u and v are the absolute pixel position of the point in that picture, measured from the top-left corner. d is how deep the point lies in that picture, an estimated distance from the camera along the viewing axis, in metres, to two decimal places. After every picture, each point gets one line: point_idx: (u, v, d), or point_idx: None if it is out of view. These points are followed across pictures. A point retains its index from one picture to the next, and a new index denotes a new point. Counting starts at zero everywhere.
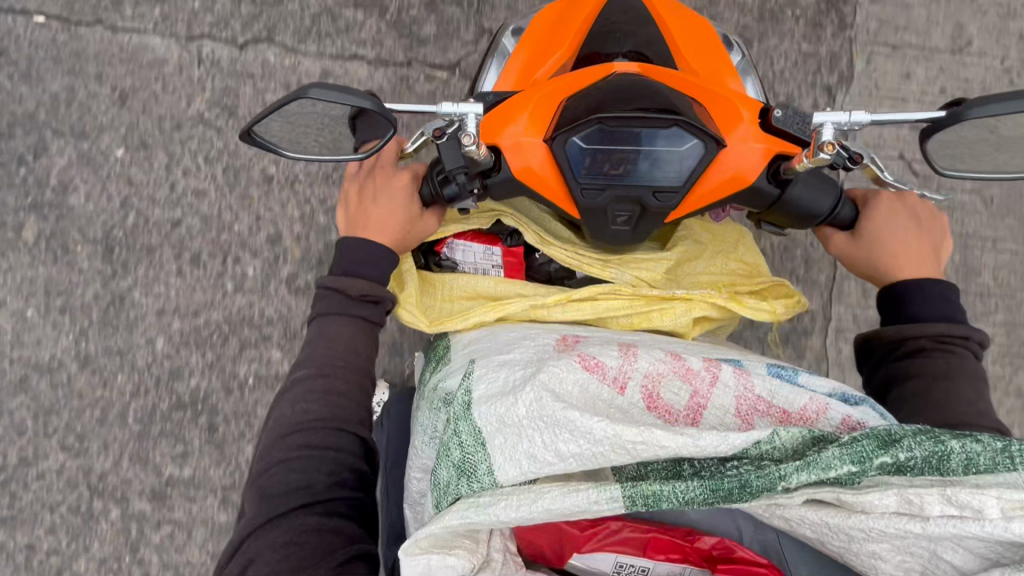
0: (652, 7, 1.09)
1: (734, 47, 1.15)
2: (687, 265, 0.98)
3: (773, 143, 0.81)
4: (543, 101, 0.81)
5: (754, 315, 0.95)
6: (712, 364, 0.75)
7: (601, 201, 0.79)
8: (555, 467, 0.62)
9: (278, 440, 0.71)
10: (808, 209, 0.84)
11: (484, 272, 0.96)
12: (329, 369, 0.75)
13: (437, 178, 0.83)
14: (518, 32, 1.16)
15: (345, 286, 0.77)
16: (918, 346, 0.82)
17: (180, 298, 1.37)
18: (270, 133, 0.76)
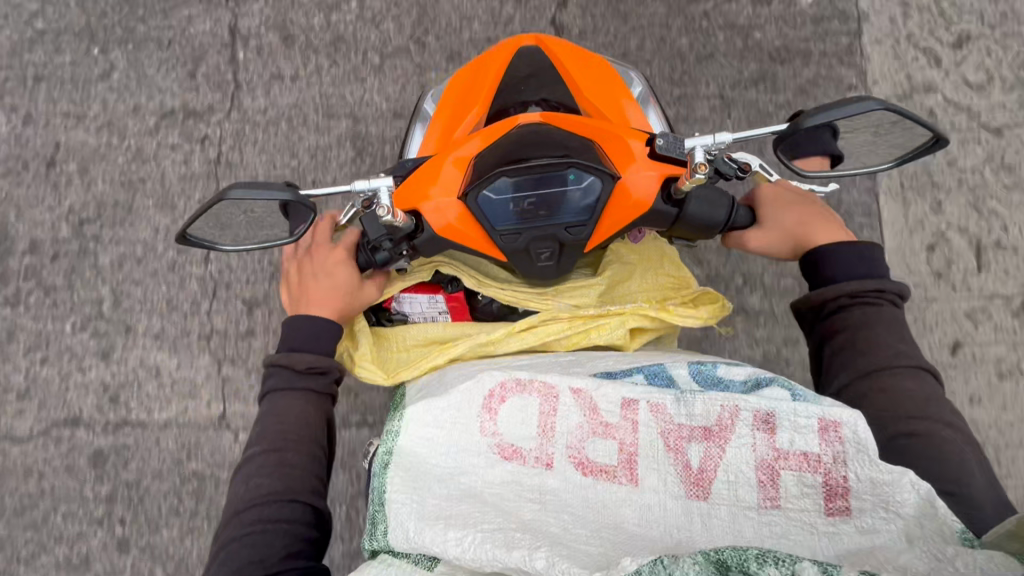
0: (552, 56, 1.22)
1: (636, 81, 1.27)
2: (620, 286, 1.04)
3: (666, 167, 0.88)
4: (455, 161, 0.90)
5: (687, 322, 1.00)
6: (622, 396, 0.74)
7: (521, 243, 0.89)
8: (458, 505, 0.64)
9: (234, 516, 0.77)
10: (709, 218, 0.89)
11: (432, 319, 1.03)
12: (281, 442, 0.81)
13: (370, 249, 0.92)
14: (437, 96, 1.29)
15: (292, 361, 0.85)
16: (838, 304, 0.85)
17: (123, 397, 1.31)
18: (204, 232, 0.85)
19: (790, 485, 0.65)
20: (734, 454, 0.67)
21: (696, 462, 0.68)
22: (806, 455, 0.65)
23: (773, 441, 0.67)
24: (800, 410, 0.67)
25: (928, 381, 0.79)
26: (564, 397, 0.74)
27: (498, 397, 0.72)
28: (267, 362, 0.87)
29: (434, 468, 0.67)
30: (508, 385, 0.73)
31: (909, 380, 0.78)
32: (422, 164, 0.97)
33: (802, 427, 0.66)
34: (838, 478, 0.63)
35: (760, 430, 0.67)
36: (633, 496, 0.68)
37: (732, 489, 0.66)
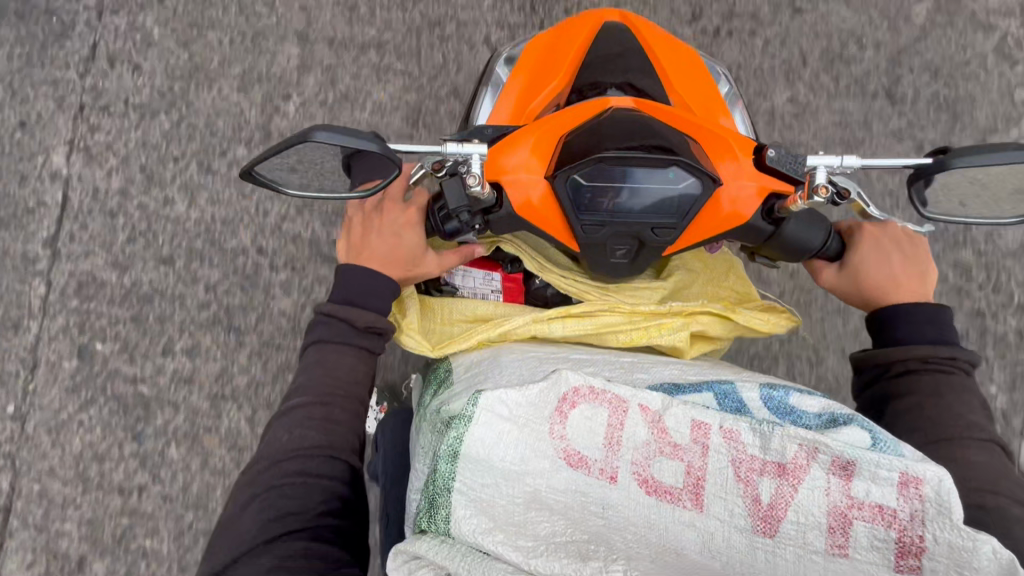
0: (639, 37, 1.14)
1: (721, 78, 1.20)
2: (681, 292, 1.01)
3: (766, 181, 0.85)
4: (546, 137, 0.86)
5: (750, 326, 0.98)
6: (697, 418, 0.70)
7: (601, 236, 0.84)
8: (517, 505, 0.64)
9: (272, 464, 0.73)
10: (801, 243, 0.88)
11: (484, 296, 1.00)
12: (330, 396, 0.78)
13: (441, 214, 0.87)
14: (510, 62, 1.20)
15: (351, 317, 0.81)
16: (906, 366, 0.82)
17: (194, 316, 1.44)
18: (272, 171, 0.80)
19: (861, 536, 0.63)
20: (807, 496, 0.65)
21: (767, 498, 0.66)
22: (882, 508, 0.63)
23: (848, 488, 0.65)
24: (883, 461, 0.64)
25: (996, 455, 0.77)
26: (633, 411, 0.71)
27: (568, 402, 0.69)
28: (318, 309, 0.83)
29: (498, 469, 0.65)
30: (580, 391, 0.69)
31: (976, 451, 0.77)
32: (505, 134, 0.91)
33: (881, 478, 0.64)
34: (912, 536, 0.62)
35: (837, 475, 0.65)
36: (696, 521, 0.67)
37: (800, 531, 0.65)
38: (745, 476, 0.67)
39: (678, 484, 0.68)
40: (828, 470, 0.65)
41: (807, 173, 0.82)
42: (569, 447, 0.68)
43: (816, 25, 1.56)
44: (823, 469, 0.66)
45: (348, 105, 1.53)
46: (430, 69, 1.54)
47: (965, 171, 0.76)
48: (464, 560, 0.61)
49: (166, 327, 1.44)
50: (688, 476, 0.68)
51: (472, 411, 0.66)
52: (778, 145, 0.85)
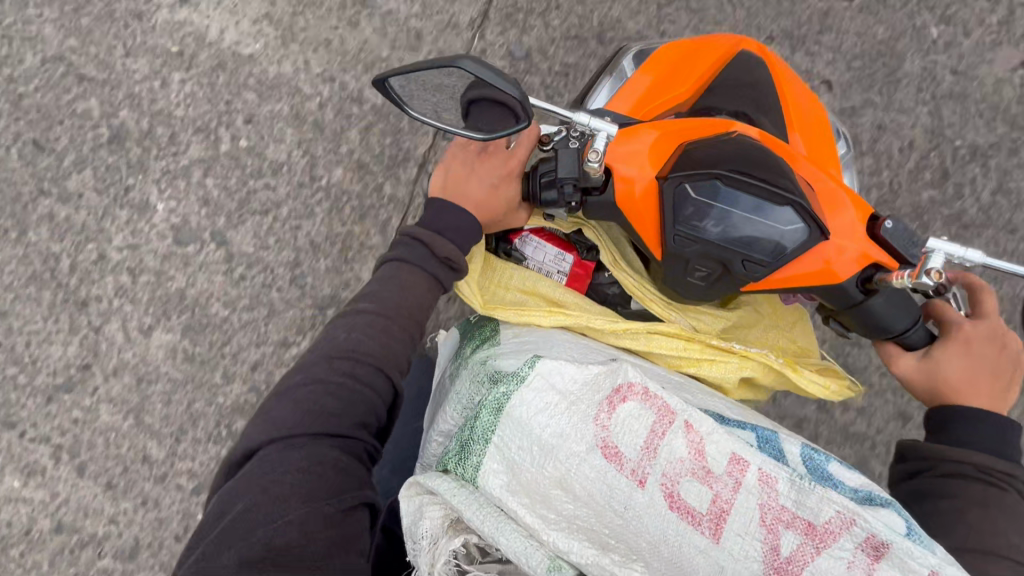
0: (777, 77, 1.11)
1: (842, 138, 1.16)
2: (741, 331, 0.98)
3: (871, 248, 0.82)
4: (664, 143, 0.84)
5: (805, 388, 0.95)
6: (739, 460, 0.69)
7: (689, 251, 0.79)
8: (546, 479, 0.63)
9: (325, 357, 0.73)
10: (881, 322, 0.85)
11: (548, 274, 0.98)
12: (393, 313, 0.77)
13: (543, 180, 0.85)
14: (640, 57, 1.17)
15: (433, 243, 0.80)
16: (960, 468, 0.79)
17: (224, 198, 1.33)
18: (401, 87, 0.82)
19: None
20: (826, 563, 0.64)
21: (785, 551, 0.65)
22: None
23: (872, 568, 0.63)
24: (916, 554, 0.63)
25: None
26: (678, 426, 0.69)
27: (620, 395, 0.68)
28: (400, 232, 0.83)
29: (537, 437, 0.63)
30: (634, 388, 0.68)
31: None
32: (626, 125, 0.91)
33: (909, 569, 0.63)
34: None
35: (863, 552, 0.64)
36: (710, 551, 0.65)
37: None
38: (776, 531, 0.66)
39: (711, 521, 0.66)
40: (860, 552, 0.63)
41: (924, 255, 0.80)
42: (609, 445, 0.66)
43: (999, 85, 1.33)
44: (855, 546, 0.64)
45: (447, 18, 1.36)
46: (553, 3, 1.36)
47: None
48: (482, 511, 0.60)
49: (183, 209, 1.33)
50: (716, 511, 0.67)
51: (528, 372, 0.66)
52: (897, 219, 0.82)
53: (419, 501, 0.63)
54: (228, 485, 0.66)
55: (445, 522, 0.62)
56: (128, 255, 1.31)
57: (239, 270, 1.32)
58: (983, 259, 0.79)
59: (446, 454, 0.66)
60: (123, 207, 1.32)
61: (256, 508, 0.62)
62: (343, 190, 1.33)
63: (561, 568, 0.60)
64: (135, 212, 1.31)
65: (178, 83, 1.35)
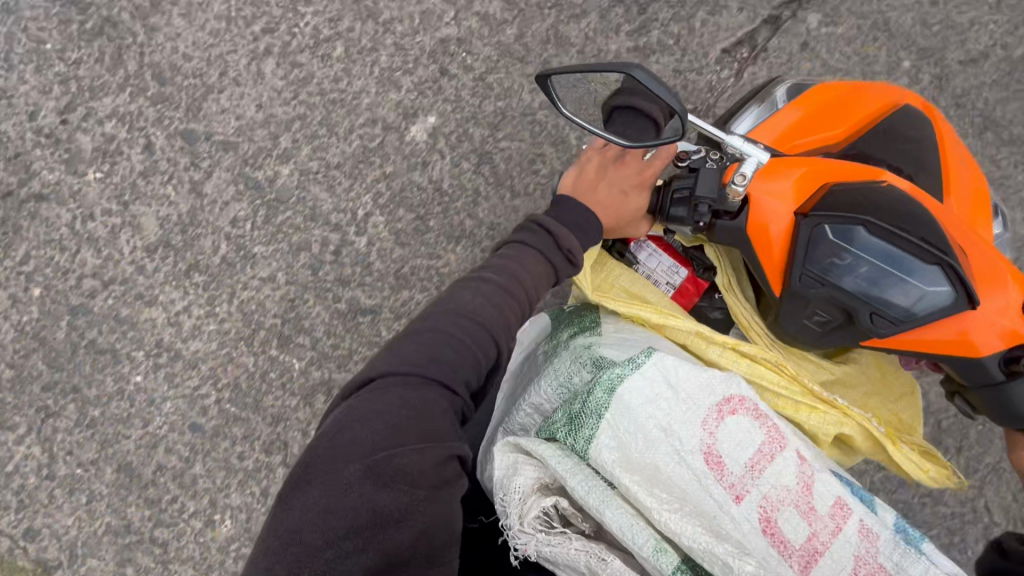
0: (937, 140, 1.06)
1: (1000, 217, 1.07)
2: (843, 387, 0.95)
3: (1017, 325, 0.77)
4: (808, 181, 0.82)
5: (904, 467, 0.89)
6: (842, 507, 0.67)
7: (813, 293, 0.78)
8: (649, 465, 0.63)
9: (449, 313, 0.75)
10: (1016, 408, 0.79)
11: (657, 283, 0.99)
12: (514, 288, 0.78)
13: (676, 196, 0.85)
14: (793, 94, 1.13)
15: (558, 233, 0.82)
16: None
17: (264, 101, 1.10)
18: (559, 86, 0.84)
19: None
20: None
21: None
22: None
23: None
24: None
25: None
26: (790, 454, 0.68)
27: (730, 406, 0.68)
28: (527, 219, 0.86)
29: (645, 423, 0.64)
30: (744, 403, 0.69)
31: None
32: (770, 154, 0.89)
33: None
34: None
35: None
36: None
37: None
38: None
39: (801, 560, 0.64)
40: None
41: None
42: (713, 453, 0.66)
43: None
44: None
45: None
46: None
47: None
48: (590, 485, 0.60)
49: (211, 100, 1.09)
50: (808, 552, 0.65)
51: (643, 359, 0.67)
52: None
53: (515, 457, 0.64)
54: (342, 406, 0.68)
55: (536, 484, 0.63)
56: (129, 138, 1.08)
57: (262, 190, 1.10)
58: None
59: (555, 421, 0.65)
60: (136, 78, 1.08)
61: (370, 434, 0.64)
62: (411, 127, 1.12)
63: (668, 551, 0.56)
64: (156, 85, 1.09)
65: None
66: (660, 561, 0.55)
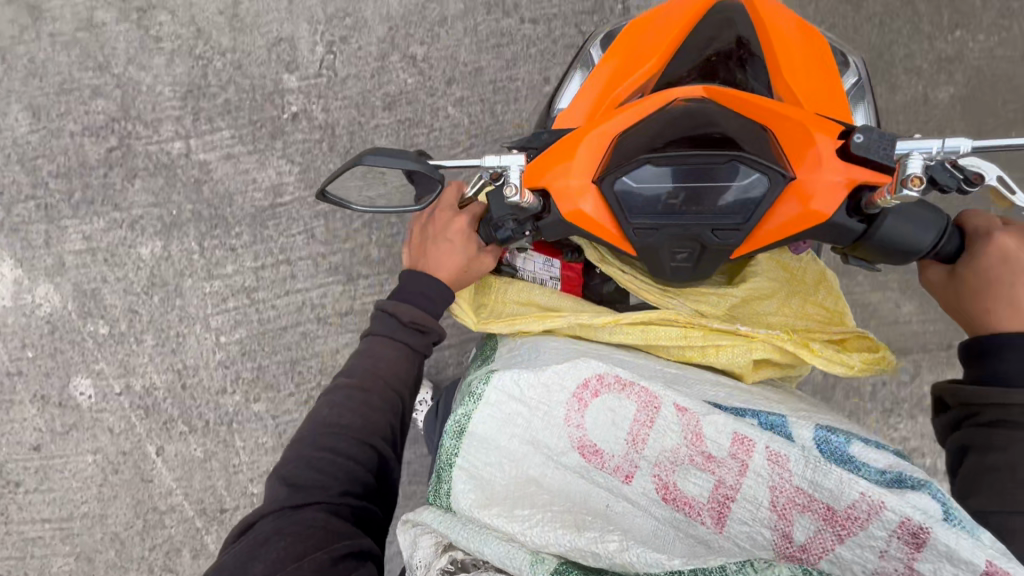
0: (757, 19, 0.99)
1: (849, 68, 1.04)
2: (757, 303, 0.88)
3: (853, 170, 0.73)
4: (594, 140, 0.77)
5: (829, 369, 0.84)
6: (741, 448, 0.63)
7: (655, 240, 0.75)
8: (523, 483, 0.64)
9: (311, 438, 0.68)
10: (903, 244, 0.75)
11: (542, 282, 0.95)
12: (369, 381, 0.72)
13: (492, 227, 0.83)
14: (607, 42, 1.12)
15: (395, 310, 0.75)
16: (1005, 414, 0.68)
17: (154, 295, 1.30)
18: (347, 188, 0.79)
19: None
20: (851, 552, 0.57)
21: (800, 538, 0.60)
22: None
23: (911, 557, 0.55)
24: (964, 539, 0.53)
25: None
26: (667, 411, 0.66)
27: (590, 390, 0.67)
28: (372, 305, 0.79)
29: (504, 448, 0.66)
30: (605, 381, 0.67)
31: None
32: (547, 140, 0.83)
33: (959, 560, 0.53)
34: None
35: (899, 539, 0.55)
36: (714, 542, 0.62)
37: None
38: (794, 521, 0.60)
39: (718, 518, 0.63)
40: (898, 534, 0.55)
41: (900, 160, 0.70)
42: (587, 445, 0.66)
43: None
44: (890, 528, 0.56)
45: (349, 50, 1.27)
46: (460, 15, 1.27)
47: None
48: (466, 530, 0.61)
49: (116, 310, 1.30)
50: (719, 504, 0.63)
51: (483, 388, 0.67)
52: (871, 128, 0.73)
53: (412, 532, 0.65)
54: (218, 563, 0.60)
55: (437, 548, 0.63)
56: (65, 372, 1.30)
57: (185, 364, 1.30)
58: (972, 144, 0.68)
59: (429, 486, 0.69)
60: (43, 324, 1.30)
61: None
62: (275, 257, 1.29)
63: (545, 560, 0.58)
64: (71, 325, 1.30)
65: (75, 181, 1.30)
66: (538, 573, 0.56)
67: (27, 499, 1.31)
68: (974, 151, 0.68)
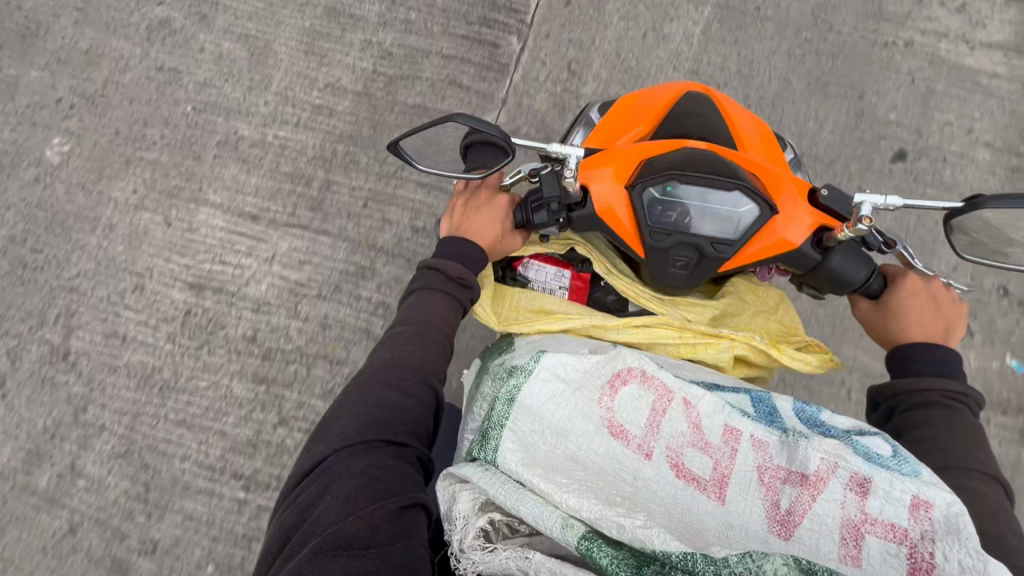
0: (719, 106, 1.23)
1: (787, 146, 1.29)
2: (731, 316, 1.03)
3: (818, 217, 0.93)
4: (625, 156, 0.94)
5: (791, 364, 1.01)
6: (731, 436, 0.76)
7: (666, 244, 0.89)
8: (557, 451, 0.73)
9: (376, 374, 0.77)
10: (843, 277, 0.94)
11: (551, 291, 1.05)
12: (426, 327, 0.82)
13: (532, 206, 0.95)
14: (605, 106, 1.31)
15: (445, 268, 0.86)
16: (925, 397, 0.86)
17: (207, 308, 1.47)
18: (409, 146, 0.89)
19: (873, 551, 0.66)
20: (823, 507, 0.69)
21: (785, 504, 0.71)
22: (893, 526, 0.67)
23: (863, 504, 0.68)
24: (897, 482, 0.69)
25: (999, 492, 0.80)
26: (676, 403, 0.78)
27: (621, 380, 0.77)
28: (419, 265, 0.89)
29: (547, 421, 0.74)
30: (633, 372, 0.78)
31: (981, 483, 0.80)
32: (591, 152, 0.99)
33: (894, 498, 0.68)
34: (922, 553, 0.64)
35: (852, 490, 0.69)
36: (718, 512, 0.72)
37: (813, 537, 0.69)
38: (780, 492, 0.72)
39: (720, 492, 0.73)
40: (851, 487, 0.69)
41: (854, 208, 0.90)
42: (612, 427, 0.75)
43: (884, 85, 1.53)
44: (845, 482, 0.70)
45: (386, 103, 1.57)
46: (478, 79, 1.58)
47: (994, 215, 0.83)
48: (504, 487, 0.69)
49: (173, 326, 1.47)
50: (720, 480, 0.73)
51: (535, 365, 0.77)
52: (832, 187, 0.93)
53: (452, 487, 0.73)
54: (299, 494, 0.67)
55: (475, 504, 0.71)
56: (121, 386, 1.44)
57: (220, 373, 1.44)
58: (903, 203, 0.89)
59: (471, 445, 0.76)
60: (108, 345, 1.46)
61: (328, 514, 0.63)
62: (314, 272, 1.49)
63: (574, 525, 0.65)
64: (131, 339, 1.46)
65: (159, 215, 1.53)
66: (569, 536, 0.65)
67: (69, 509, 1.38)
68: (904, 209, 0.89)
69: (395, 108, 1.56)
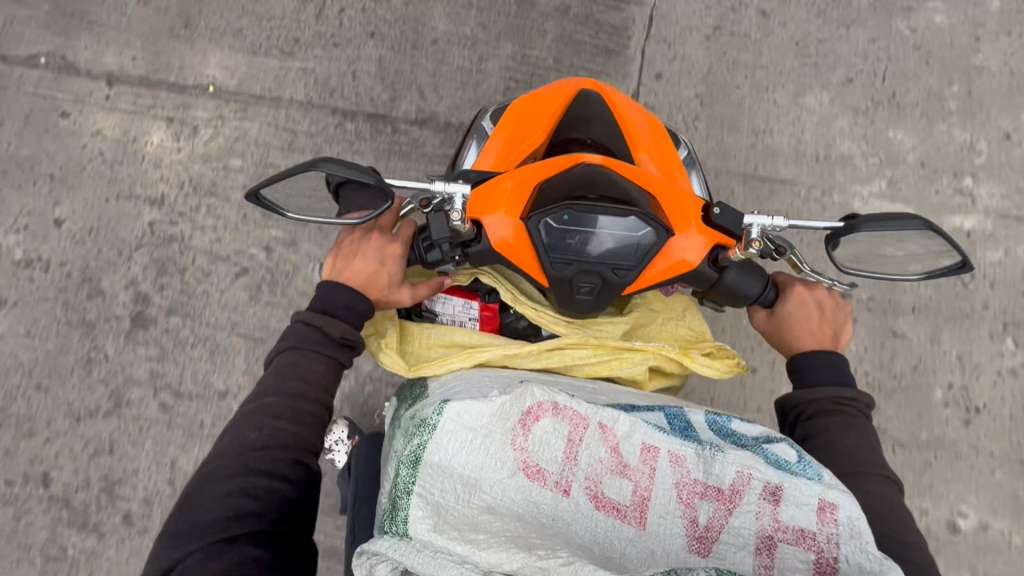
0: (613, 108, 1.23)
1: (680, 144, 1.33)
2: (642, 329, 1.05)
3: (713, 235, 0.95)
4: (520, 185, 0.92)
5: (702, 370, 1.04)
6: (649, 455, 0.76)
7: (568, 273, 0.89)
8: (473, 505, 0.70)
9: (243, 457, 0.77)
10: (740, 292, 0.98)
11: (462, 323, 1.03)
12: (300, 398, 0.83)
13: (424, 245, 0.93)
14: (496, 117, 1.29)
15: (326, 327, 0.86)
16: (819, 406, 0.92)
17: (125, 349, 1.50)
18: (271, 194, 0.85)
19: (787, 556, 0.69)
20: (739, 519, 0.71)
21: (704, 520, 0.72)
22: (803, 531, 0.70)
23: (775, 512, 0.71)
24: (805, 488, 0.72)
25: (892, 489, 0.87)
26: (594, 429, 0.77)
27: (533, 416, 0.75)
28: (295, 320, 0.88)
29: (460, 475, 0.72)
30: (545, 407, 0.76)
31: (877, 482, 0.86)
32: (484, 181, 0.96)
33: (802, 503, 0.71)
34: (829, 556, 0.68)
35: (765, 500, 0.71)
36: (642, 539, 0.72)
37: (733, 551, 0.70)
38: (698, 507, 0.72)
39: (642, 517, 0.72)
40: (764, 497, 0.71)
41: (745, 229, 0.95)
42: (529, 468, 0.73)
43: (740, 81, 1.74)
44: (759, 492, 0.72)
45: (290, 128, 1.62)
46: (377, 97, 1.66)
47: (870, 234, 0.89)
48: (420, 555, 0.65)
49: (93, 369, 1.49)
50: (641, 506, 0.73)
51: (441, 417, 0.74)
52: (722, 205, 0.96)
53: (367, 560, 0.68)
54: None
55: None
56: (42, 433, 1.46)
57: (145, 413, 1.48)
58: (788, 223, 0.94)
59: (382, 518, 0.73)
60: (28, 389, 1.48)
61: None
62: (233, 305, 1.53)
63: None
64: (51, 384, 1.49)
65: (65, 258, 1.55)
66: None
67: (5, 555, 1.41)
68: (789, 228, 0.94)
69: (298, 130, 1.62)
